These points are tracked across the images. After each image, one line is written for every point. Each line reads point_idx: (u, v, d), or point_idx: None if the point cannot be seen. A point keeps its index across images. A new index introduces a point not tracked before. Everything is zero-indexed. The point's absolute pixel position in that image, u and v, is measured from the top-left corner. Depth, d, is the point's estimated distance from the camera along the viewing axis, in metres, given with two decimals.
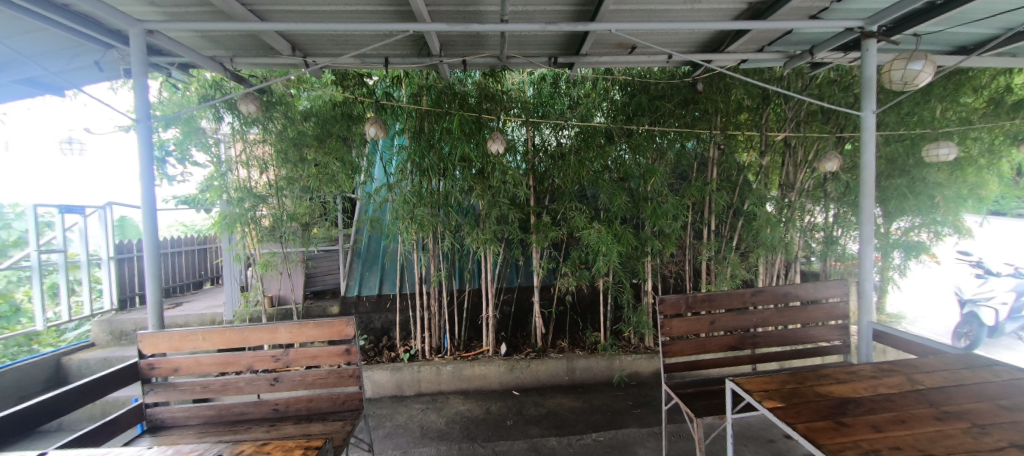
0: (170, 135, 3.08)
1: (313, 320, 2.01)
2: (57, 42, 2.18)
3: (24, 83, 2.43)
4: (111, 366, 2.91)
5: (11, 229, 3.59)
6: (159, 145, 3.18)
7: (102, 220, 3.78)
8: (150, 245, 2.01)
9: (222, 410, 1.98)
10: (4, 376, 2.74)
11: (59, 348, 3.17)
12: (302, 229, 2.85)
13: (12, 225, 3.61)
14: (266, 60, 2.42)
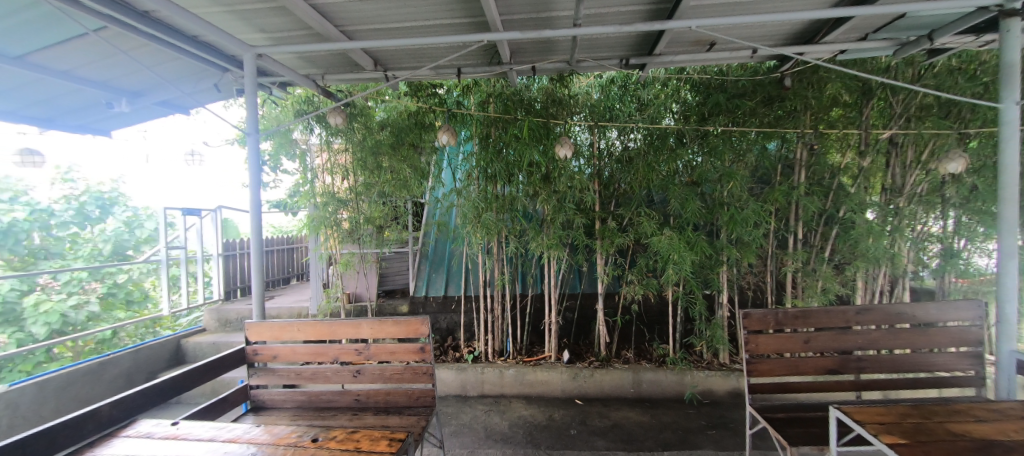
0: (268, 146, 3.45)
1: (392, 318, 2.15)
2: (187, 70, 2.56)
3: (162, 104, 2.85)
4: (219, 350, 3.31)
5: (143, 228, 4.23)
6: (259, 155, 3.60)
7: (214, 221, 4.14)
8: (256, 244, 2.26)
9: (312, 397, 2.16)
10: (139, 353, 3.20)
11: (177, 332, 3.63)
12: (376, 231, 3.00)
13: (145, 225, 4.24)
14: (352, 76, 2.62)
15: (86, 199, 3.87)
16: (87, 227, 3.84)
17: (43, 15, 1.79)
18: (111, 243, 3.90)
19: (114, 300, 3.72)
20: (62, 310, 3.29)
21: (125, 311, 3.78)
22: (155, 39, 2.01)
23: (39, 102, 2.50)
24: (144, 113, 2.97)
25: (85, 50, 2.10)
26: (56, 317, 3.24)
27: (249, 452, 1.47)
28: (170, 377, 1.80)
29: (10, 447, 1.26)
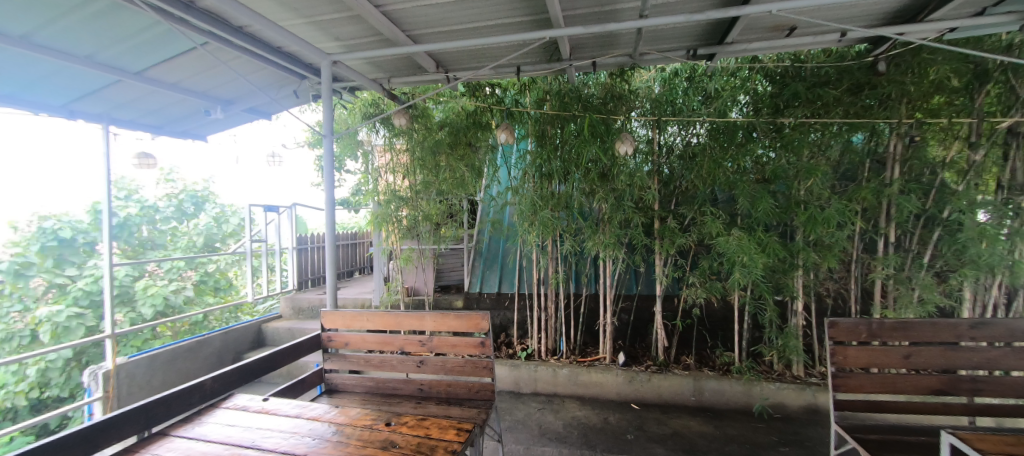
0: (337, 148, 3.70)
1: (454, 312, 2.22)
2: (271, 79, 2.80)
3: (249, 111, 3.16)
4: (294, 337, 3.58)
5: (230, 222, 4.70)
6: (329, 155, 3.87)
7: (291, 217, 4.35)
8: (330, 238, 2.42)
9: (379, 384, 2.28)
10: (228, 335, 3.54)
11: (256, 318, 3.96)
12: (434, 228, 3.09)
13: (232, 219, 4.72)
14: (415, 78, 2.72)
15: (183, 197, 4.37)
16: (184, 221, 4.34)
17: (159, 35, 2.04)
18: (203, 236, 4.36)
19: (206, 287, 4.19)
20: (164, 293, 3.69)
21: (214, 297, 4.22)
22: (247, 52, 2.22)
23: (154, 112, 2.87)
24: (234, 118, 3.29)
25: (191, 66, 2.38)
26: (160, 300, 3.64)
27: (328, 431, 1.63)
28: (256, 358, 2.01)
29: (136, 411, 1.50)
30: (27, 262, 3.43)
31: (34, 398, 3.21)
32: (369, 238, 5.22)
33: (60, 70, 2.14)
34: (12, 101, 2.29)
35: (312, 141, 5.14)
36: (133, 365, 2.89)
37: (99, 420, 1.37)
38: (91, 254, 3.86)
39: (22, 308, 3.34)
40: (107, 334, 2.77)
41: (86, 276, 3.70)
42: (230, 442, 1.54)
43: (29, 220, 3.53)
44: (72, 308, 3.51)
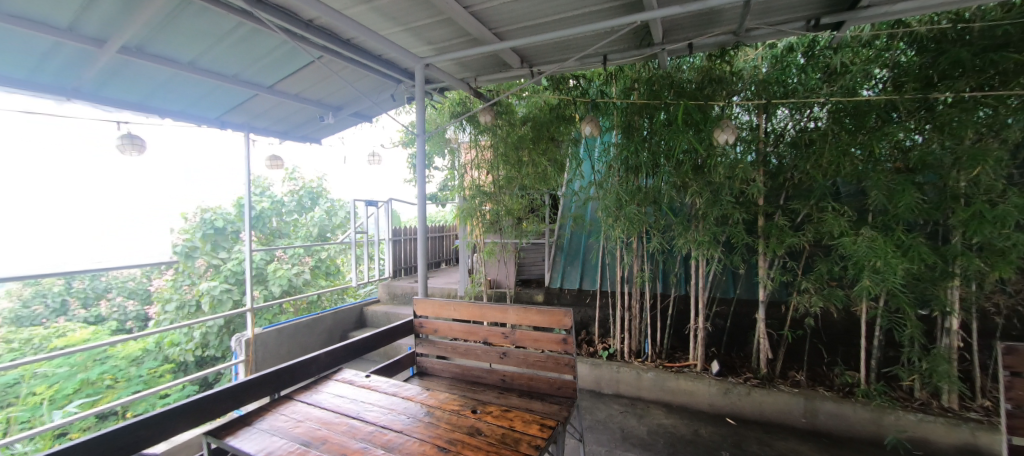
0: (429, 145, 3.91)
1: (536, 306, 2.23)
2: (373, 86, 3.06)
3: (355, 115, 3.50)
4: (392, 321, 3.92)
5: (339, 214, 5.27)
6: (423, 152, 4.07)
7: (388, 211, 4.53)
8: (422, 231, 2.59)
9: (464, 371, 2.38)
10: (337, 314, 4.00)
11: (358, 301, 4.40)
12: (516, 223, 3.11)
13: (341, 212, 5.27)
14: (500, 75, 2.76)
15: (302, 193, 5.00)
16: (303, 213, 4.97)
17: (284, 55, 2.34)
18: (318, 227, 4.94)
19: (320, 271, 4.78)
20: (288, 275, 4.28)
21: (325, 280, 4.80)
22: (353, 62, 2.45)
23: (282, 120, 3.33)
24: (343, 123, 3.68)
25: (308, 81, 2.70)
26: (286, 280, 4.25)
27: (421, 411, 1.75)
28: (360, 337, 2.24)
29: (269, 376, 1.79)
30: (193, 246, 4.15)
31: (199, 356, 3.96)
32: (454, 231, 5.49)
33: (214, 90, 2.60)
34: (183, 115, 2.83)
35: (403, 141, 5.56)
36: (265, 335, 3.38)
37: (240, 381, 1.65)
38: (237, 241, 4.49)
39: (190, 281, 4.12)
40: (247, 309, 3.25)
41: (232, 258, 4.26)
42: (340, 411, 1.74)
43: (195, 211, 4.30)
44: (223, 284, 4.13)
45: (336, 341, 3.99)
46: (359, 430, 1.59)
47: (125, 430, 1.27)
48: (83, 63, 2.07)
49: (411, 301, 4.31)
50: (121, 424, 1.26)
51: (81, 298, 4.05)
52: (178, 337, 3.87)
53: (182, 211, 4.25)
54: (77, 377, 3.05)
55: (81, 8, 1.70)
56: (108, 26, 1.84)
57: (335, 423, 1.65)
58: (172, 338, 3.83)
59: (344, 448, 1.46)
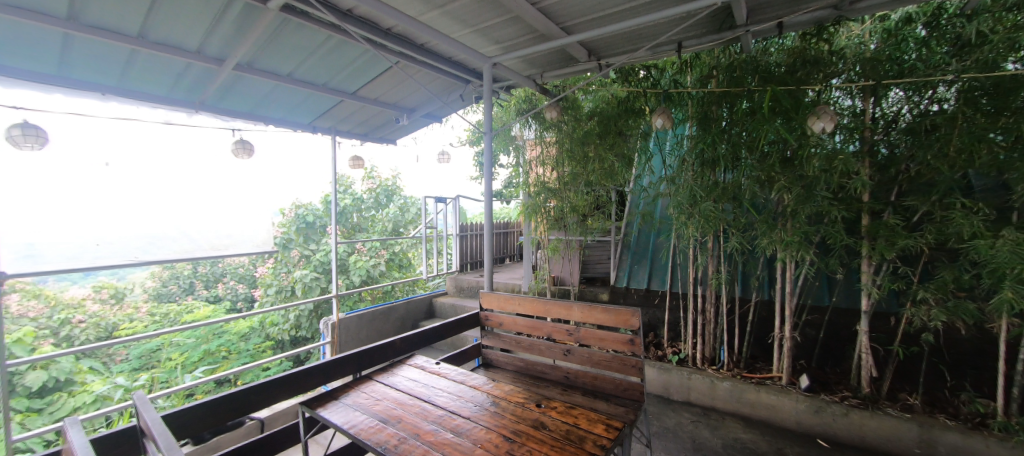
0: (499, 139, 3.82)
1: (602, 305, 2.17)
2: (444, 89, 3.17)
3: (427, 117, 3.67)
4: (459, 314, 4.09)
5: (411, 211, 5.48)
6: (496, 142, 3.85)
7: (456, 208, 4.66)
8: (489, 226, 2.65)
9: (528, 365, 2.40)
10: (409, 305, 4.24)
11: (427, 293, 4.63)
12: (582, 220, 3.04)
13: (413, 209, 5.48)
14: (567, 70, 2.72)
15: (379, 191, 5.32)
16: (379, 209, 5.31)
17: (363, 64, 2.52)
18: (392, 222, 5.19)
19: (394, 263, 5.00)
20: (367, 266, 4.63)
21: (398, 272, 5.02)
22: (426, 65, 2.57)
23: (362, 124, 3.60)
24: (416, 124, 3.85)
25: (384, 87, 2.88)
26: (364, 271, 4.63)
27: (487, 401, 1.79)
28: (430, 326, 2.36)
29: (351, 357, 1.97)
30: (289, 238, 4.61)
31: (293, 335, 4.34)
32: (518, 227, 5.56)
33: (306, 98, 2.89)
34: (282, 122, 3.18)
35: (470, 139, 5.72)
36: (347, 319, 3.70)
37: (328, 359, 1.86)
38: (325, 234, 4.87)
39: (287, 269, 4.63)
40: (333, 295, 3.58)
41: (320, 250, 4.62)
42: (413, 393, 1.85)
43: (291, 207, 4.77)
44: (313, 272, 4.47)
45: (408, 330, 4.23)
46: (431, 413, 1.68)
47: (238, 394, 1.50)
48: (207, 80, 2.44)
49: (476, 294, 4.45)
50: (235, 390, 1.50)
51: (204, 281, 4.85)
52: (278, 318, 4.31)
53: (280, 208, 4.76)
54: (200, 347, 3.65)
55: (207, 31, 2.01)
56: (225, 45, 2.15)
57: (409, 404, 1.75)
58: (273, 318, 4.30)
59: (417, 428, 1.54)
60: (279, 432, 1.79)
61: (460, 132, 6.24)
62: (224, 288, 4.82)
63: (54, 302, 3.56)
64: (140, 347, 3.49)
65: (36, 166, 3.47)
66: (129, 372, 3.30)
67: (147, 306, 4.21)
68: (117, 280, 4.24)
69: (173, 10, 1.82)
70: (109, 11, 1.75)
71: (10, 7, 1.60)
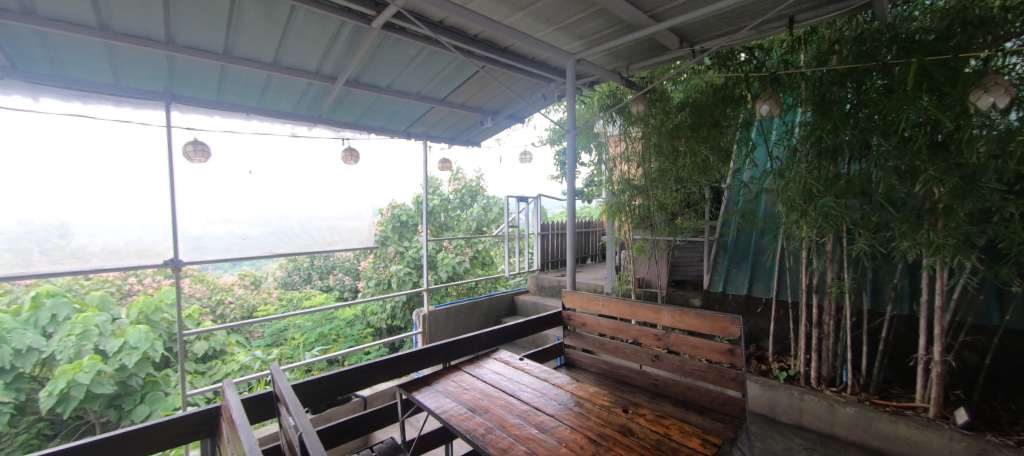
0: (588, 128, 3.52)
1: (695, 310, 2.00)
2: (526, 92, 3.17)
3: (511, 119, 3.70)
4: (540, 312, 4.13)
5: (495, 208, 5.50)
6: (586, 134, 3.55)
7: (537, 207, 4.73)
8: (572, 225, 2.61)
9: (612, 369, 2.31)
10: (492, 301, 4.38)
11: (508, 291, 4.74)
12: (670, 219, 2.86)
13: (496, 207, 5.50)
14: (655, 60, 2.59)
15: (464, 191, 5.41)
16: (464, 208, 5.43)
17: (450, 72, 2.65)
18: (476, 221, 5.26)
19: (477, 261, 5.12)
20: (452, 263, 4.78)
21: (482, 269, 5.16)
22: (508, 67, 2.62)
23: (450, 129, 3.81)
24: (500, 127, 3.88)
25: (470, 92, 3.00)
26: (450, 268, 4.78)
27: (571, 401, 1.77)
28: (512, 323, 2.39)
29: (440, 347, 2.09)
30: (386, 236, 4.87)
31: (389, 324, 4.61)
32: (600, 226, 5.42)
33: (401, 107, 3.15)
34: (382, 130, 3.51)
35: (551, 138, 5.70)
36: (436, 313, 3.94)
37: (422, 347, 2.00)
38: (416, 233, 5.02)
39: (384, 264, 4.95)
40: (424, 289, 3.85)
41: (411, 247, 4.81)
42: (498, 386, 1.91)
43: (388, 207, 5.00)
44: (406, 267, 4.75)
45: (491, 325, 4.39)
46: (515, 407, 1.71)
47: (347, 373, 1.69)
48: (322, 96, 2.79)
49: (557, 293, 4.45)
50: (344, 368, 1.69)
51: (319, 272, 5.62)
52: (376, 308, 4.57)
53: (380, 207, 5.01)
54: (316, 330, 4.28)
55: (323, 54, 2.30)
56: (337, 65, 2.44)
57: (495, 396, 1.81)
58: (372, 308, 4.65)
59: (503, 420, 1.58)
60: (380, 410, 1.95)
61: (540, 131, 6.27)
62: (334, 280, 5.54)
63: (212, 286, 4.37)
64: (272, 327, 4.30)
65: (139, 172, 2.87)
66: (264, 347, 3.96)
67: (277, 292, 5.04)
68: (256, 269, 5.19)
69: (297, 38, 2.12)
70: (252, 44, 2.13)
71: (186, 48, 2.07)
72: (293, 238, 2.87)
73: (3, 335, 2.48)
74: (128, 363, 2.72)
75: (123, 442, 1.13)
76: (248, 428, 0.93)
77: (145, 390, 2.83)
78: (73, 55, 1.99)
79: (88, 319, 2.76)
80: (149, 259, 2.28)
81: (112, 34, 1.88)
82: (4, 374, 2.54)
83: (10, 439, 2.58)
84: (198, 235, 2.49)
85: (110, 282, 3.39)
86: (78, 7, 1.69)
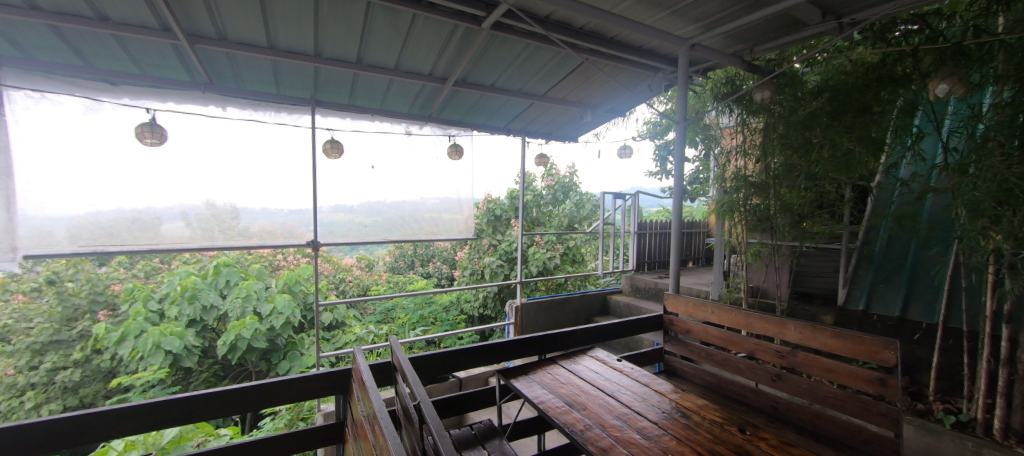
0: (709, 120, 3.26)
1: (832, 327, 1.68)
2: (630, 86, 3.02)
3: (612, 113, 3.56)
4: (635, 313, 3.96)
5: (588, 205, 5.41)
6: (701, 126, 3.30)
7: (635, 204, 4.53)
8: (677, 223, 2.45)
9: (721, 383, 2.12)
10: (584, 298, 4.32)
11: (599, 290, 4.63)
12: (797, 222, 2.50)
13: (589, 204, 5.40)
14: (788, 38, 2.30)
15: (557, 187, 5.37)
16: (556, 204, 5.39)
17: (552, 67, 2.65)
18: (568, 217, 5.23)
19: (568, 258, 5.09)
20: (544, 258, 4.81)
21: (572, 266, 5.11)
22: (612, 57, 2.53)
23: (548, 124, 3.84)
24: (600, 122, 3.80)
25: (570, 86, 2.97)
26: (541, 263, 4.82)
27: (675, 410, 1.65)
28: (609, 322, 2.31)
29: (536, 339, 2.11)
30: (481, 229, 5.10)
31: (481, 313, 4.88)
32: (705, 227, 4.99)
33: (502, 104, 3.26)
34: (484, 127, 3.70)
35: (652, 132, 5.39)
36: (528, 305, 4.03)
37: (519, 338, 2.05)
38: (509, 227, 5.17)
39: (478, 255, 5.18)
40: (517, 281, 3.94)
41: (505, 240, 4.92)
42: (596, 384, 1.86)
43: (484, 201, 5.23)
44: (499, 259, 4.92)
45: (582, 323, 4.33)
46: (615, 408, 1.65)
47: (451, 352, 1.81)
48: (434, 96, 3.03)
49: (653, 296, 4.22)
50: (449, 349, 1.81)
51: (420, 259, 6.15)
52: (470, 295, 4.83)
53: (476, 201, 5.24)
54: (418, 312, 4.69)
55: (436, 56, 2.48)
56: (448, 67, 2.61)
57: (594, 394, 1.77)
58: (466, 295, 4.93)
59: (602, 420, 1.54)
60: (480, 392, 2.05)
61: (641, 125, 5.98)
62: (433, 267, 6.01)
63: (337, 266, 5.06)
64: (383, 306, 4.84)
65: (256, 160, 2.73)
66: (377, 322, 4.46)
67: (386, 275, 5.65)
68: (371, 254, 5.88)
69: (416, 43, 2.31)
70: (380, 52, 2.39)
71: (329, 59, 2.41)
72: (402, 226, 3.22)
73: (197, 293, 3.25)
74: (276, 325, 3.30)
75: (279, 387, 1.38)
76: (377, 390, 1.06)
77: (287, 348, 3.40)
78: (250, 69, 2.49)
79: (250, 286, 3.40)
80: (294, 238, 2.83)
81: (277, 51, 2.27)
82: (196, 324, 3.27)
83: (198, 375, 3.31)
84: (329, 221, 2.95)
85: (265, 257, 4.14)
86: (256, 30, 2.08)
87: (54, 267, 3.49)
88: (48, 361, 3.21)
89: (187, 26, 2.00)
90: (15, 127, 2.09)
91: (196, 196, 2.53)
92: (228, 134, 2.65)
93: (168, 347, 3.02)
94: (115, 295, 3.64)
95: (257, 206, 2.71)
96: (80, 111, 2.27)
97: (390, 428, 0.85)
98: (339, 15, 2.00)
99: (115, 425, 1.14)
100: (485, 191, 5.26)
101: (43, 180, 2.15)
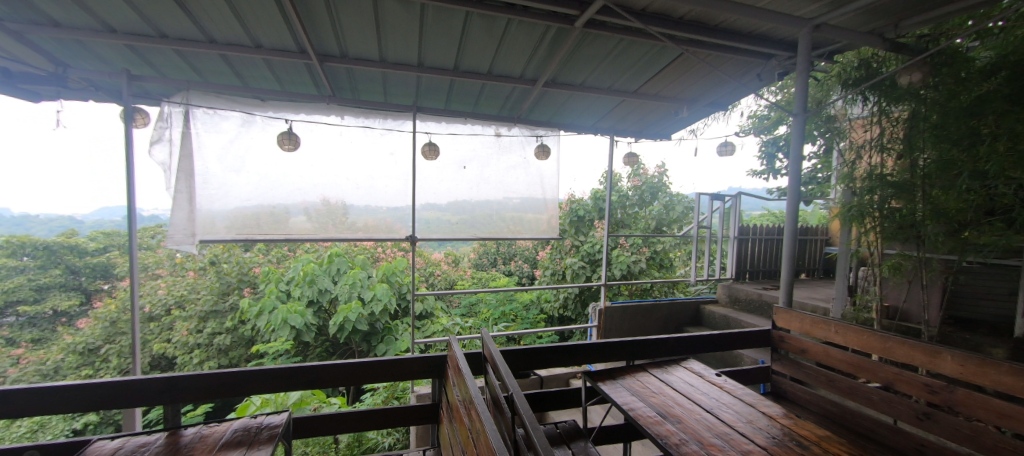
0: (839, 111, 2.84)
1: (1008, 361, 1.30)
2: (736, 77, 2.75)
3: (713, 107, 3.28)
4: (734, 327, 3.60)
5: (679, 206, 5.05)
6: (831, 119, 2.90)
7: (735, 207, 4.15)
8: (791, 228, 2.18)
9: (847, 414, 1.82)
10: (674, 305, 4.09)
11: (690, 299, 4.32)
12: (954, 232, 2.05)
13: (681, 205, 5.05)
14: (947, 9, 1.91)
15: (644, 188, 5.13)
16: (643, 206, 5.15)
17: (648, 61, 2.54)
18: (656, 220, 4.94)
19: (655, 262, 4.84)
20: (628, 261, 4.63)
21: (659, 271, 4.85)
22: (715, 47, 2.34)
23: (638, 122, 3.70)
24: (696, 117, 3.53)
25: (666, 81, 2.83)
26: (625, 266, 4.65)
27: (788, 437, 1.46)
28: (709, 332, 2.10)
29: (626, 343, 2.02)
30: (563, 229, 5.08)
31: (560, 313, 4.87)
32: (823, 235, 4.39)
33: (590, 103, 3.22)
34: (571, 127, 3.69)
35: (760, 127, 4.88)
36: (612, 309, 3.92)
37: (607, 340, 1.98)
38: (592, 228, 5.08)
39: (560, 255, 5.17)
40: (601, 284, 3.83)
41: (588, 242, 4.85)
42: (692, 397, 1.74)
43: (567, 201, 5.21)
44: (581, 261, 4.86)
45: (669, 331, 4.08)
46: (715, 426, 1.52)
47: (542, 348, 1.83)
48: (524, 97, 3.12)
49: (755, 309, 3.83)
50: (541, 344, 1.83)
51: (501, 257, 6.32)
52: (551, 295, 4.83)
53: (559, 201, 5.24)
54: (499, 308, 4.84)
55: (527, 58, 2.53)
56: (539, 68, 2.65)
57: (689, 408, 1.65)
58: (546, 295, 4.97)
59: (700, 436, 1.43)
60: (568, 392, 2.04)
61: (744, 120, 5.45)
62: (514, 266, 6.15)
63: (427, 260, 5.44)
64: (468, 299, 5.09)
65: (364, 162, 3.07)
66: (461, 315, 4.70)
67: (470, 270, 5.92)
68: (456, 249, 6.21)
69: (509, 46, 2.39)
70: (474, 58, 2.51)
71: (430, 68, 2.61)
72: (488, 224, 3.37)
73: (315, 277, 3.76)
74: (376, 310, 3.68)
75: (388, 365, 1.53)
76: (470, 376, 1.12)
77: (384, 332, 3.77)
78: (363, 81, 2.82)
79: (356, 274, 3.82)
80: (394, 233, 3.11)
81: (386, 64, 2.52)
82: (314, 305, 3.78)
83: (313, 348, 3.84)
84: (425, 218, 3.20)
85: (368, 249, 4.62)
86: (370, 46, 2.34)
87: (215, 250, 4.31)
88: (209, 326, 4.05)
89: (319, 47, 2.33)
90: (196, 138, 2.66)
91: (316, 194, 2.93)
92: (343, 140, 3.01)
93: (292, 322, 3.55)
94: (255, 276, 4.34)
95: (364, 203, 3.04)
96: (239, 124, 2.76)
97: (488, 414, 0.89)
98: (440, 25, 2.15)
99: (265, 383, 1.37)
100: (568, 191, 5.24)
101: (214, 180, 2.70)
